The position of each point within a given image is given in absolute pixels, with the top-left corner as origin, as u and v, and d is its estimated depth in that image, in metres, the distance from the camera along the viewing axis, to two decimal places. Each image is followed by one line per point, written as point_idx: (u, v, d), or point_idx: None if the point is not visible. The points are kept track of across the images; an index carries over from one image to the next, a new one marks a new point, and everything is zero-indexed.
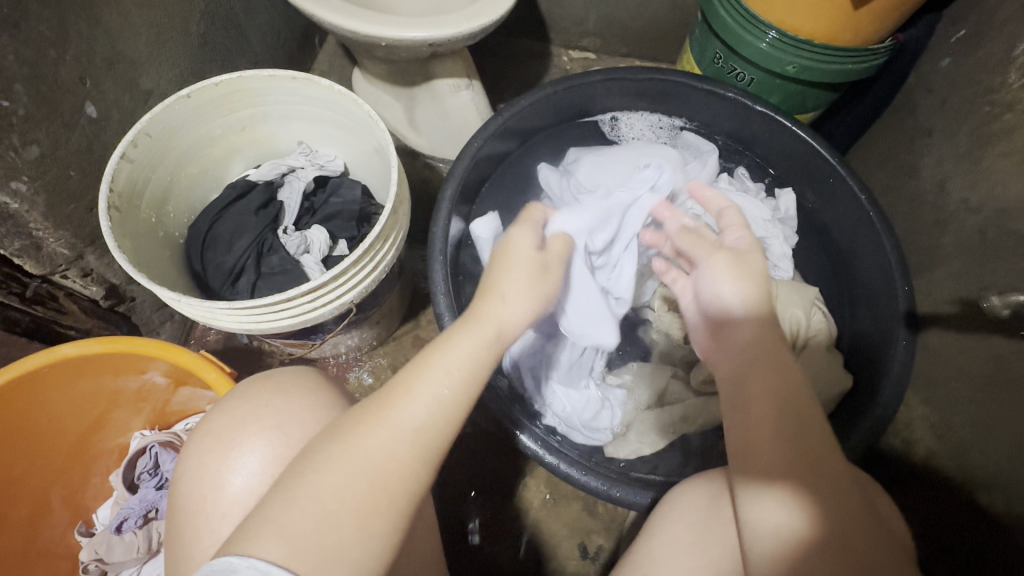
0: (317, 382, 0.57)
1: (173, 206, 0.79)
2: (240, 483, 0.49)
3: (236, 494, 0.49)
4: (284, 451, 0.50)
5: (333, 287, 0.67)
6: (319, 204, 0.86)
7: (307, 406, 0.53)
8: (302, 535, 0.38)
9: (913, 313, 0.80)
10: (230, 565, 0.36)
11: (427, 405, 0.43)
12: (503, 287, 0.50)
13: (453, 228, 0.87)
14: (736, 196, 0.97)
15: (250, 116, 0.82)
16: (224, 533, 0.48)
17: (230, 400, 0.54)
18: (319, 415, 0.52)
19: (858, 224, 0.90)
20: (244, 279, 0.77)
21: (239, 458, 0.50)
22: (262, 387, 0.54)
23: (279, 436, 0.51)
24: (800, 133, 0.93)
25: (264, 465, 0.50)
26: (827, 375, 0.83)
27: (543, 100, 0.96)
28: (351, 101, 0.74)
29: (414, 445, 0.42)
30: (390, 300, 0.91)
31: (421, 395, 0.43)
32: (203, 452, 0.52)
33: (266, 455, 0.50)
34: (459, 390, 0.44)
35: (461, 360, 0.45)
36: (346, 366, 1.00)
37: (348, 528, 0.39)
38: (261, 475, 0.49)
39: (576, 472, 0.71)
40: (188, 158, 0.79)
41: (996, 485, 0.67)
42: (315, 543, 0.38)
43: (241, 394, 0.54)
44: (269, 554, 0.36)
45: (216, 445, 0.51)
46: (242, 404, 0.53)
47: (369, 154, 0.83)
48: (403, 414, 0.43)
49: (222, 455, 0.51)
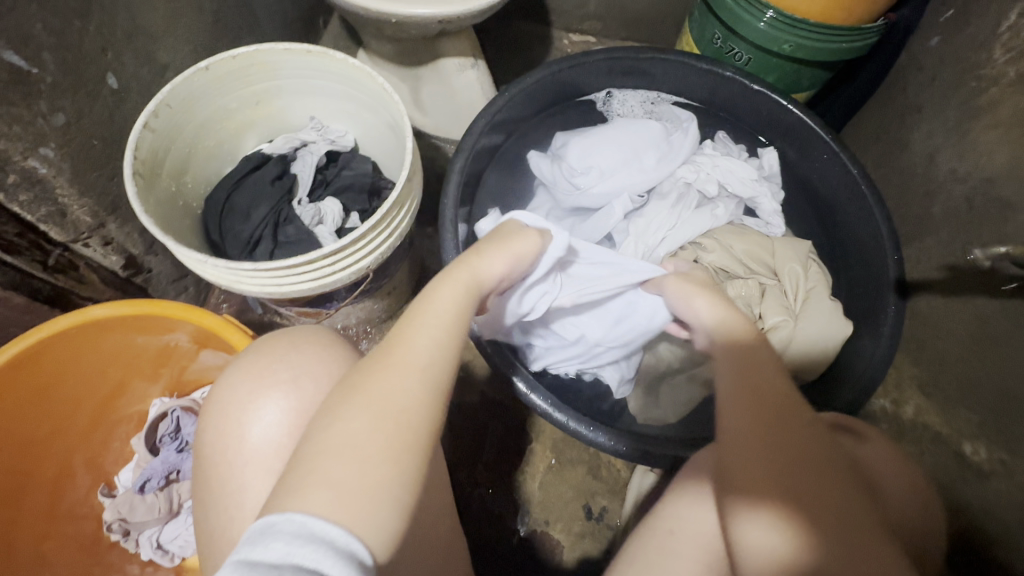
0: (329, 337, 0.60)
1: (191, 177, 0.81)
2: (260, 433, 0.52)
3: (257, 442, 0.52)
4: (302, 402, 0.53)
5: (351, 252, 0.69)
6: (331, 177, 0.88)
7: (320, 358, 0.55)
8: (339, 480, 0.38)
9: (901, 280, 0.85)
10: (269, 521, 0.35)
11: (424, 351, 0.46)
12: (478, 249, 0.58)
13: (460, 230, 0.90)
14: (723, 160, 1.02)
15: (264, 90, 0.83)
16: (248, 481, 0.51)
17: (246, 356, 0.57)
18: (330, 367, 0.55)
19: (851, 198, 0.94)
20: (261, 248, 0.78)
21: (259, 410, 0.53)
22: (275, 342, 0.57)
23: (295, 389, 0.53)
24: (796, 110, 0.97)
25: (283, 417, 0.52)
26: (824, 333, 0.88)
27: (548, 79, 1.00)
28: (366, 74, 0.75)
29: (421, 386, 0.44)
30: (401, 272, 0.94)
31: (419, 339, 0.47)
32: (225, 405, 0.54)
33: (283, 406, 0.53)
34: (450, 334, 0.49)
35: (446, 308, 0.50)
36: (356, 339, 1.04)
37: (377, 465, 0.39)
38: (280, 425, 0.52)
39: (584, 428, 0.74)
40: (205, 131, 0.80)
41: (982, 436, 0.71)
42: (353, 488, 0.38)
43: (243, 363, 0.56)
44: (307, 506, 0.36)
45: (237, 398, 0.54)
46: (257, 360, 0.56)
47: (382, 129, 0.86)
48: (403, 355, 0.45)
49: (240, 407, 0.53)
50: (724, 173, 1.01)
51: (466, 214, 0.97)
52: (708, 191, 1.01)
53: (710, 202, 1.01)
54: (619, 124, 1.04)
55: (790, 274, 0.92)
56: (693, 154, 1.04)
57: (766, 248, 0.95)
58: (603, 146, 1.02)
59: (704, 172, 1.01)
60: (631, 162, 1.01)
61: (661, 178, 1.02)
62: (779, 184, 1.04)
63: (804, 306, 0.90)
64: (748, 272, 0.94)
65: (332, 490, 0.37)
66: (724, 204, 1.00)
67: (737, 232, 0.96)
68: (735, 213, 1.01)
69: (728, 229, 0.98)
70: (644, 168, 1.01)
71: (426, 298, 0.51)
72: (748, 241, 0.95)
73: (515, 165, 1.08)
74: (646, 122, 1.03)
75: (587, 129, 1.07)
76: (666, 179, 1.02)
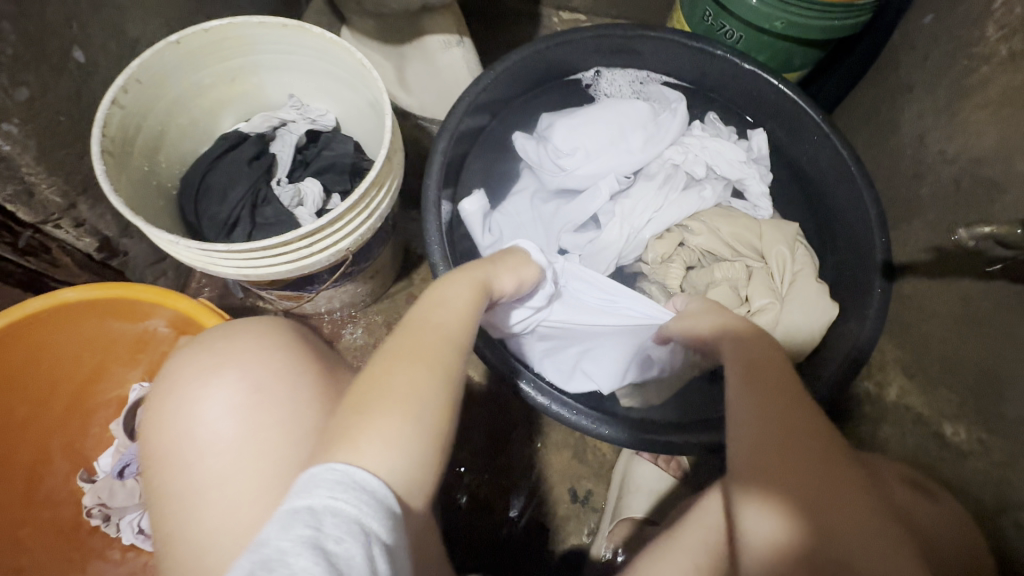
0: (275, 325, 0.58)
1: (165, 156, 0.78)
2: (211, 416, 0.51)
3: (206, 429, 0.51)
4: (249, 390, 0.52)
5: (329, 233, 0.68)
6: (311, 157, 0.86)
7: (259, 349, 0.54)
8: (374, 439, 0.43)
9: (889, 262, 0.84)
10: (318, 473, 0.39)
11: (453, 340, 0.53)
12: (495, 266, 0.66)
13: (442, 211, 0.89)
14: (711, 142, 1.01)
15: (240, 66, 0.80)
16: (198, 466, 0.50)
17: (204, 339, 0.56)
18: (282, 355, 0.55)
19: (840, 180, 0.93)
20: (239, 230, 0.76)
21: (212, 392, 0.52)
22: (226, 329, 0.56)
23: (242, 377, 0.52)
24: (786, 90, 0.95)
25: (230, 403, 0.51)
26: (810, 315, 0.88)
27: (534, 56, 0.97)
28: (344, 49, 0.72)
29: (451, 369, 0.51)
30: (384, 256, 0.93)
31: (443, 327, 0.53)
32: (180, 385, 0.53)
33: (233, 393, 0.52)
34: (465, 326, 0.55)
35: (461, 305, 0.57)
36: (340, 324, 1.03)
37: (417, 434, 0.45)
38: (230, 411, 0.51)
39: (566, 412, 0.74)
40: (179, 108, 0.78)
41: (963, 418, 0.71)
42: (388, 452, 0.43)
43: (193, 352, 0.54)
44: (359, 463, 0.41)
45: (195, 377, 0.53)
46: (217, 342, 0.55)
47: (362, 107, 0.83)
48: (433, 342, 0.51)
49: (195, 387, 0.52)
50: (712, 155, 1.00)
51: (451, 193, 0.95)
52: (696, 173, 0.99)
53: (699, 184, 1.00)
54: (607, 103, 1.02)
55: (777, 255, 0.92)
56: (681, 136, 1.03)
57: (754, 230, 0.94)
58: (590, 127, 1.00)
59: (692, 153, 1.00)
60: (617, 143, 1.00)
61: (648, 160, 1.01)
62: (768, 167, 1.03)
63: (789, 289, 0.90)
64: (734, 254, 0.94)
65: (376, 453, 0.43)
66: (713, 186, 0.99)
67: (725, 215, 0.96)
68: (723, 195, 1.00)
69: (715, 211, 0.97)
70: (632, 149, 1.00)
71: (433, 298, 0.57)
72: (735, 222, 0.95)
73: (501, 146, 1.06)
74: (634, 102, 1.01)
75: (574, 110, 1.04)
76: (654, 160, 1.01)
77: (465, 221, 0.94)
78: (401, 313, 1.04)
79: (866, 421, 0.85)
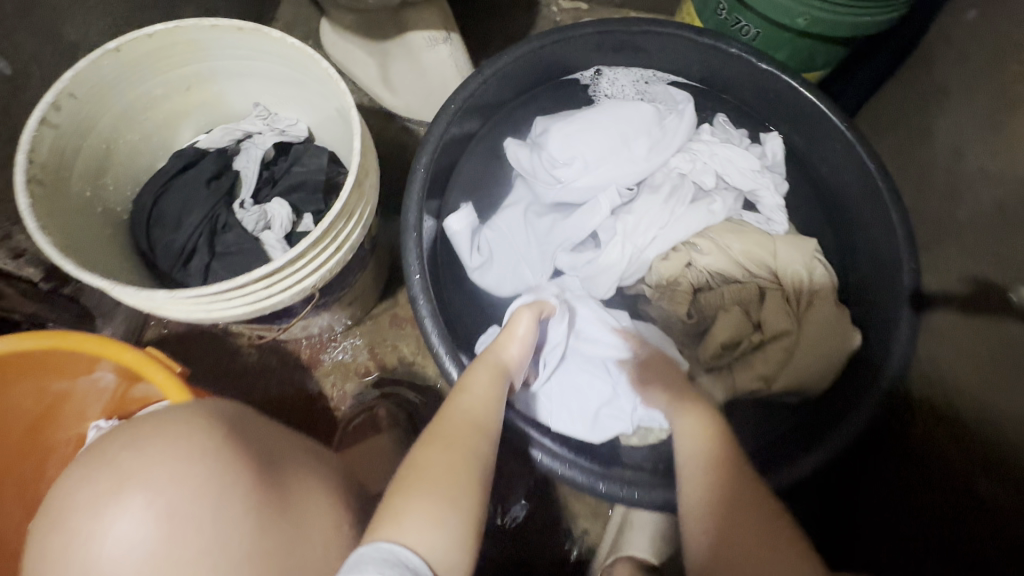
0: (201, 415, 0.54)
1: (113, 176, 0.70)
2: (117, 539, 0.47)
3: (113, 553, 0.47)
4: (166, 505, 0.48)
5: (289, 272, 0.60)
6: (279, 173, 0.78)
7: (172, 454, 0.49)
8: (416, 517, 0.52)
9: (918, 292, 0.76)
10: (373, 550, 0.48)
11: (479, 427, 0.62)
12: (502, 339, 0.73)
13: (424, 224, 0.81)
14: (722, 148, 0.92)
15: (195, 73, 0.71)
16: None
17: (117, 445, 0.51)
18: (197, 468, 0.49)
19: (864, 195, 0.85)
20: (196, 260, 0.69)
21: (120, 513, 0.47)
22: (145, 428, 0.52)
23: (154, 493, 0.48)
24: (807, 94, 0.85)
25: (139, 523, 0.47)
26: (829, 342, 0.80)
27: (529, 56, 0.87)
28: (308, 56, 0.64)
29: (478, 450, 0.60)
30: (363, 281, 0.85)
31: (473, 415, 0.63)
32: (85, 505, 0.48)
33: (145, 512, 0.47)
34: (494, 412, 0.65)
35: (482, 392, 0.66)
36: (319, 349, 0.95)
37: (449, 512, 0.53)
38: (142, 533, 0.47)
39: (560, 467, 0.69)
40: (126, 123, 0.70)
41: (995, 473, 0.63)
42: (425, 531, 0.51)
43: (103, 460, 0.50)
44: (402, 540, 0.49)
45: (100, 496, 0.48)
46: (128, 452, 0.50)
47: (332, 117, 0.75)
48: (462, 432, 0.61)
49: (100, 510, 0.48)
50: (722, 163, 0.91)
51: (435, 208, 0.88)
52: (704, 183, 0.90)
53: (707, 195, 0.90)
54: (608, 106, 0.93)
55: (793, 276, 0.83)
56: (688, 141, 0.94)
57: (769, 247, 0.84)
58: (588, 133, 0.91)
59: (700, 161, 0.92)
60: (618, 151, 0.91)
61: (652, 169, 0.92)
62: (783, 175, 0.94)
63: (806, 313, 0.82)
64: (747, 275, 0.84)
65: (419, 531, 0.50)
66: (722, 198, 0.89)
67: (735, 231, 0.86)
68: (733, 207, 0.90)
69: (725, 227, 0.87)
70: (635, 157, 0.91)
71: (462, 386, 0.66)
72: (748, 240, 0.85)
73: (492, 153, 0.98)
74: (637, 104, 0.92)
75: (571, 112, 0.95)
76: (659, 169, 0.92)
77: (448, 236, 0.88)
78: (385, 337, 0.97)
79: (902, 466, 0.78)
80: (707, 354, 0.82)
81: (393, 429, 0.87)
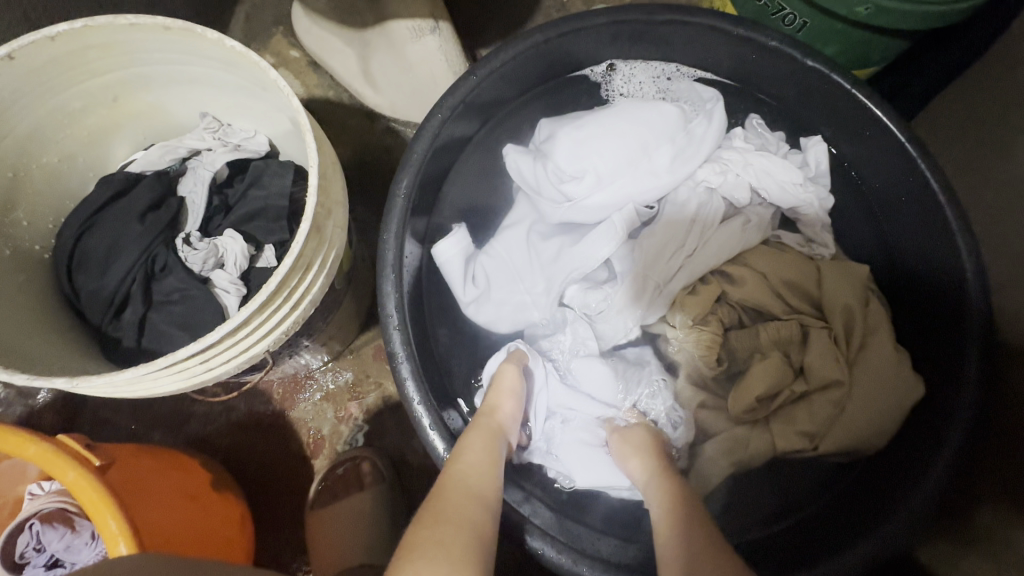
0: None
1: (27, 209, 0.60)
2: None
3: None
4: None
5: (231, 344, 0.48)
6: (234, 198, 0.65)
7: None
8: None
9: (992, 341, 0.64)
10: None
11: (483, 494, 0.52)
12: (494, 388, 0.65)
13: (407, 250, 0.68)
14: (757, 157, 0.77)
15: (121, 81, 0.59)
16: None
17: None
18: None
19: (921, 219, 0.72)
20: (129, 310, 0.58)
21: None
22: None
23: None
24: (861, 96, 0.71)
25: None
26: (885, 393, 0.68)
27: (531, 52, 0.74)
28: (253, 62, 0.51)
29: (484, 520, 0.50)
30: (339, 320, 0.74)
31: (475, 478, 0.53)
32: None
33: None
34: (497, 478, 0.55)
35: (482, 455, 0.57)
36: (295, 387, 0.84)
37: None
38: None
39: (562, 559, 0.61)
40: (38, 143, 0.59)
41: None
42: None
43: None
44: None
45: None
46: None
47: (291, 131, 0.62)
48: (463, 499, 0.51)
49: None
50: (759, 175, 0.77)
51: (422, 229, 0.76)
52: (735, 199, 0.76)
53: (738, 213, 0.78)
54: (624, 108, 0.79)
55: (844, 313, 0.72)
56: (717, 148, 0.80)
57: (810, 274, 0.74)
58: (600, 141, 0.77)
59: (733, 172, 0.77)
60: (637, 161, 0.77)
61: (677, 183, 0.78)
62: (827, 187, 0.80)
63: (858, 356, 0.71)
64: (789, 310, 0.73)
65: None
66: (756, 214, 0.77)
67: (772, 255, 0.75)
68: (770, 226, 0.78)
69: (761, 249, 0.76)
70: (656, 170, 0.77)
71: (460, 452, 0.56)
72: (787, 264, 0.74)
73: (491, 163, 0.85)
74: (658, 106, 0.78)
75: (580, 114, 0.82)
76: (684, 183, 0.78)
77: (441, 265, 0.77)
78: (369, 372, 0.85)
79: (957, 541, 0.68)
80: (738, 408, 0.70)
81: (377, 485, 0.80)
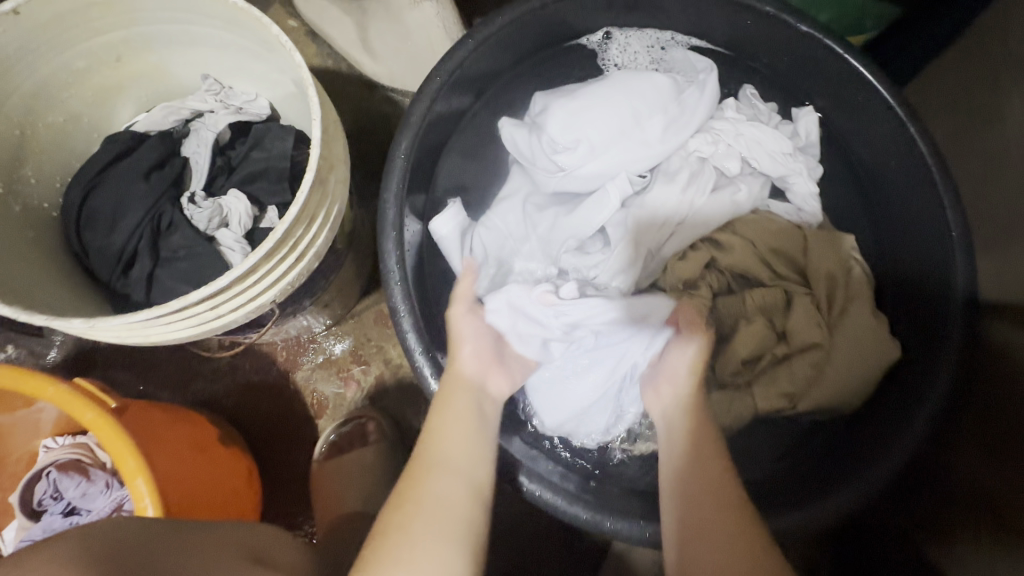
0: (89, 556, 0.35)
1: (34, 167, 0.62)
2: None
3: None
4: None
5: (238, 292, 0.50)
6: (236, 159, 0.66)
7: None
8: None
9: (974, 300, 0.66)
10: None
11: (452, 472, 0.59)
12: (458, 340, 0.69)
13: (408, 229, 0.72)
14: (749, 127, 0.79)
15: (123, 40, 0.62)
16: None
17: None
18: None
19: (909, 184, 0.74)
20: (137, 267, 0.60)
21: None
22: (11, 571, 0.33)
23: None
24: (852, 62, 0.71)
25: None
26: (867, 351, 0.71)
27: (527, 17, 0.74)
28: (254, 20, 0.53)
29: (454, 495, 0.57)
30: (340, 282, 0.75)
31: (446, 454, 0.60)
32: None
33: None
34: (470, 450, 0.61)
35: (456, 427, 0.62)
36: (297, 351, 0.87)
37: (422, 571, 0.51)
38: None
39: (554, 499, 0.64)
40: (44, 101, 0.61)
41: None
42: None
43: None
44: None
45: None
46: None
47: (290, 91, 0.64)
48: (436, 482, 0.58)
49: None
50: (750, 144, 0.78)
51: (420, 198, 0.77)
52: (727, 167, 0.78)
53: (731, 181, 0.79)
54: (617, 76, 0.80)
55: (826, 279, 0.74)
56: (710, 118, 0.81)
57: (798, 241, 0.76)
58: (595, 109, 0.78)
59: (724, 142, 0.78)
60: (631, 130, 0.78)
61: (668, 153, 0.79)
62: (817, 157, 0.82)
63: (839, 318, 0.73)
64: (774, 276, 0.76)
65: None
66: (747, 186, 0.78)
67: (759, 223, 0.76)
68: (761, 196, 0.79)
69: (752, 219, 0.77)
70: (649, 138, 0.78)
71: (436, 430, 0.62)
72: (775, 231, 0.76)
73: (487, 133, 0.86)
74: (651, 74, 0.80)
75: (573, 86, 0.82)
76: (676, 152, 0.79)
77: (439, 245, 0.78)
78: (369, 336, 0.87)
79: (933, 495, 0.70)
80: (726, 370, 0.74)
81: (378, 443, 0.83)
